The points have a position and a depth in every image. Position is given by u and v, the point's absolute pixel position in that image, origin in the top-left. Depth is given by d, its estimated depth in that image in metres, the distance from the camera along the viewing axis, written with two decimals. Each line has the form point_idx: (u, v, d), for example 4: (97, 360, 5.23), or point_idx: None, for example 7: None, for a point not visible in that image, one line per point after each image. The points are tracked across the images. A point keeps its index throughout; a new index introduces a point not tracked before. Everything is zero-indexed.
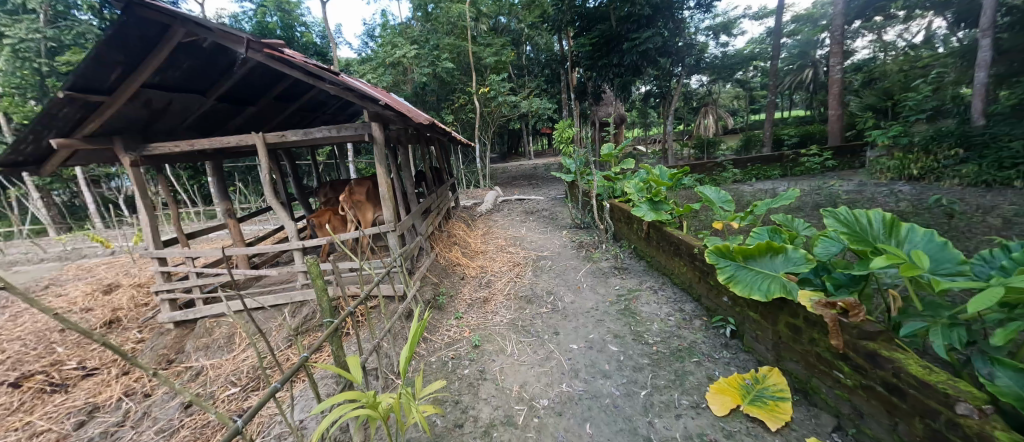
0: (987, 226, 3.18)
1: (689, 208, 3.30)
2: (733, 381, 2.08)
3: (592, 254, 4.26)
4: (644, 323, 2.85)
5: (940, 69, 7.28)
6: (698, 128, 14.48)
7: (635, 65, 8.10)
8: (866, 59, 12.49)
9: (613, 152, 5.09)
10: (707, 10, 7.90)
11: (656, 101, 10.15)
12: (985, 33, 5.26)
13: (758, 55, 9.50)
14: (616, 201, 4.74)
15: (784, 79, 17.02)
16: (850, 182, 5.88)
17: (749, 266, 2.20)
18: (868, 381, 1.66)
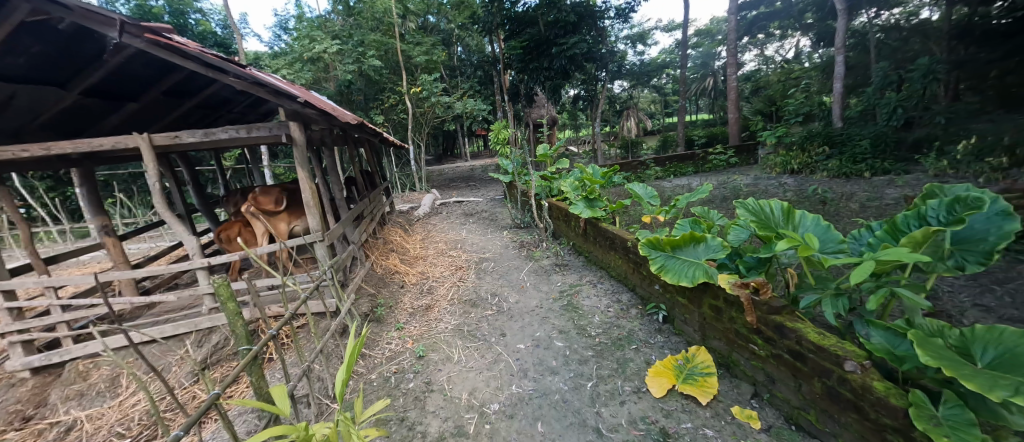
0: (852, 210, 3.83)
1: (621, 204, 3.51)
2: (668, 364, 2.20)
3: (533, 253, 4.32)
4: (586, 316, 2.94)
5: (809, 80, 8.66)
6: (622, 129, 15.56)
7: (564, 70, 8.43)
8: (754, 70, 14.46)
9: (548, 152, 5.22)
10: (625, 20, 8.48)
11: (584, 104, 10.69)
12: (841, 50, 6.36)
13: (671, 63, 10.49)
14: (554, 200, 4.86)
15: (691, 86, 19.04)
16: (750, 176, 6.71)
17: (677, 256, 2.37)
18: (776, 351, 1.87)
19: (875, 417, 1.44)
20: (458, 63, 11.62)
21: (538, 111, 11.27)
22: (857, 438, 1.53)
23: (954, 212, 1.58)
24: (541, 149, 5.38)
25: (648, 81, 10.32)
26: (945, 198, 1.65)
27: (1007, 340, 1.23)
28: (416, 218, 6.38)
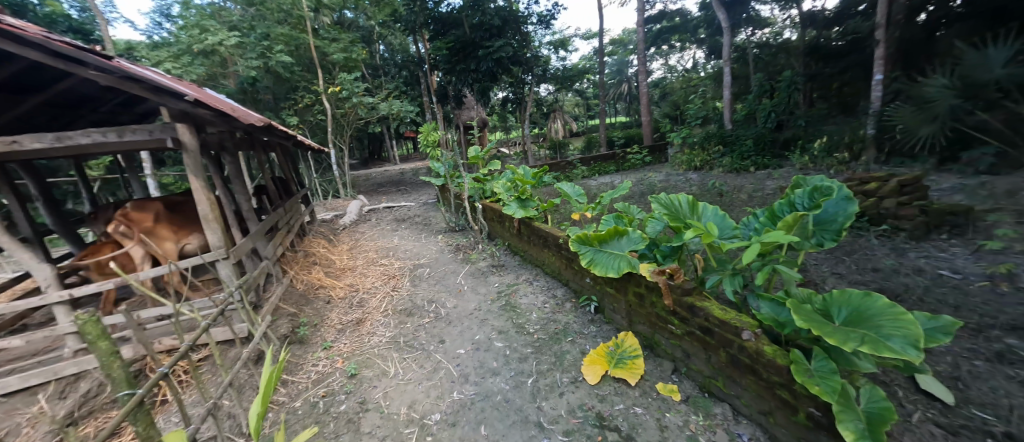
0: (744, 200, 4.41)
1: (551, 203, 3.64)
2: (601, 351, 2.31)
3: (469, 256, 4.28)
4: (523, 314, 2.99)
5: (705, 87, 9.81)
6: (550, 131, 16.18)
7: (491, 72, 8.49)
8: (662, 78, 16.02)
9: (480, 154, 5.22)
10: (547, 27, 8.82)
11: (513, 107, 10.91)
12: (728, 62, 7.32)
13: (591, 69, 11.16)
14: (487, 201, 4.87)
15: (609, 90, 20.50)
16: (663, 173, 7.39)
17: (603, 249, 2.52)
18: (689, 328, 2.07)
19: (768, 376, 1.67)
20: (381, 62, 11.11)
21: (467, 113, 11.24)
22: (756, 397, 1.76)
23: (813, 198, 1.92)
24: (472, 151, 5.38)
25: (570, 85, 10.86)
26: (806, 187, 2.00)
27: (856, 301, 1.52)
28: (342, 227, 5.95)
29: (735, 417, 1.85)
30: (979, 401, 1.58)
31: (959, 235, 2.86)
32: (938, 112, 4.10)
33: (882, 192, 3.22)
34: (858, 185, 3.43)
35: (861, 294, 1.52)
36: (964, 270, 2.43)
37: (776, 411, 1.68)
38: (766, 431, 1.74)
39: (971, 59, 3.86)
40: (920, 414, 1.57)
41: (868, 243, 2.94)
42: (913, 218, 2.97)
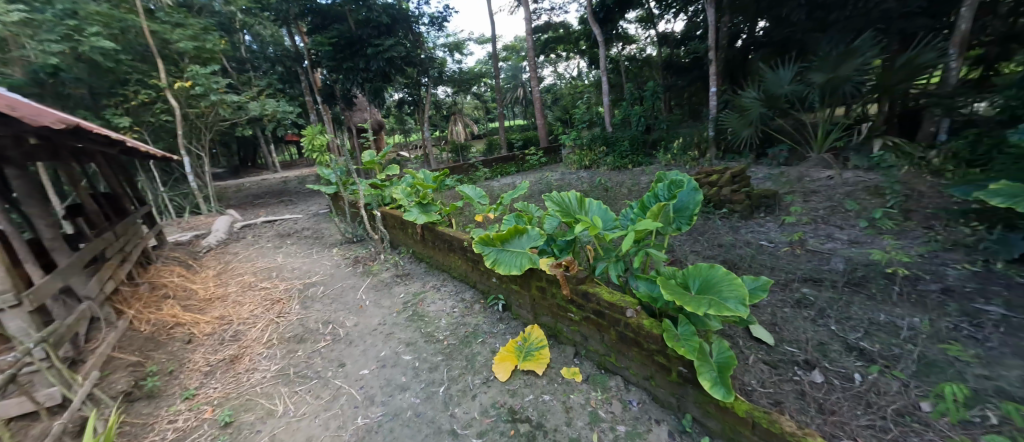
0: (626, 194, 4.98)
1: (454, 207, 3.60)
2: (510, 347, 2.37)
3: (370, 268, 3.99)
4: (432, 322, 2.92)
5: (589, 94, 10.83)
6: (450, 133, 16.05)
7: (383, 72, 7.97)
8: (552, 84, 17.19)
9: (376, 159, 4.91)
10: (439, 29, 8.71)
11: (410, 109, 10.54)
12: (605, 72, 8.20)
13: (486, 73, 11.39)
14: (387, 208, 4.61)
15: (506, 95, 21.24)
16: (558, 172, 7.91)
17: (506, 248, 2.59)
18: (585, 313, 2.26)
19: (648, 346, 1.92)
20: (248, 55, 9.64)
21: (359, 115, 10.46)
22: (640, 365, 2.01)
23: (671, 190, 2.30)
24: (367, 155, 5.05)
25: (467, 88, 10.92)
26: (665, 181, 2.39)
27: (705, 273, 1.86)
28: (207, 248, 5.01)
29: (626, 386, 2.08)
30: (789, 339, 2.07)
31: (772, 213, 3.68)
32: (754, 118, 5.22)
33: (722, 181, 3.95)
34: (706, 177, 4.16)
35: (708, 267, 1.87)
36: (777, 240, 3.14)
37: (655, 375, 1.94)
38: (650, 394, 2.00)
39: (772, 77, 5.01)
40: (754, 356, 1.99)
41: (715, 223, 3.59)
42: (743, 201, 3.71)
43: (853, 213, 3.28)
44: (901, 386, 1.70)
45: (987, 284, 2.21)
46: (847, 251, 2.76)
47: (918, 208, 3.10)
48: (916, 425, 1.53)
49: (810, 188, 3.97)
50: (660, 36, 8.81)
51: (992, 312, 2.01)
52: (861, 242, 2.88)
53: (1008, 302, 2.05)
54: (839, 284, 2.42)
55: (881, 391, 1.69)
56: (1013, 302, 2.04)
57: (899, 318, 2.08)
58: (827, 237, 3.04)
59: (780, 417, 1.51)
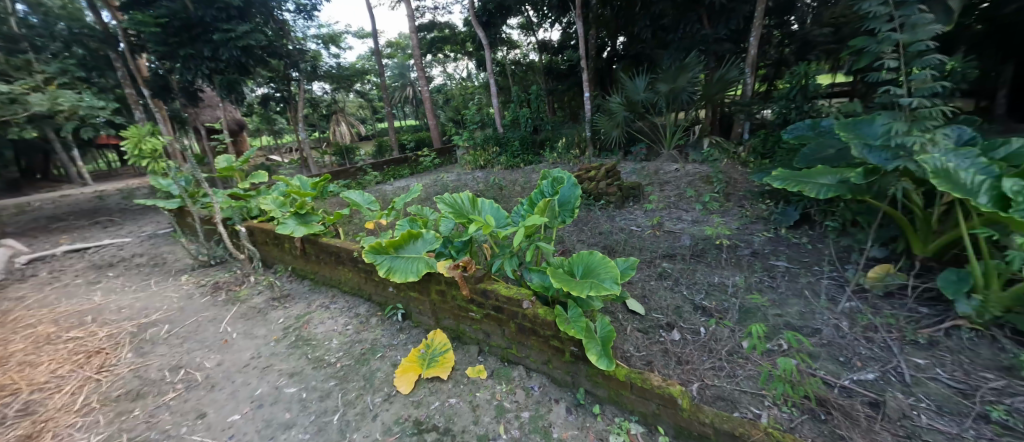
0: (519, 192, 5.20)
1: (339, 214, 3.25)
2: (413, 357, 2.28)
3: (235, 294, 3.39)
4: (320, 345, 2.62)
5: (479, 95, 10.98)
6: (332, 135, 14.59)
7: (239, 63, 6.24)
8: (441, 84, 16.97)
9: (235, 165, 4.17)
10: (309, 18, 7.78)
11: (279, 107, 9.25)
12: (492, 74, 8.42)
13: (369, 70, 10.64)
14: (255, 222, 3.96)
15: (393, 94, 20.22)
16: (453, 174, 7.85)
17: (401, 255, 2.47)
18: (485, 311, 2.30)
19: (543, 332, 2.06)
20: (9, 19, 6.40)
21: (209, 113, 8.76)
22: (539, 352, 2.13)
23: (554, 187, 2.51)
24: (223, 161, 4.25)
25: (348, 85, 10.05)
26: (549, 178, 2.58)
27: (586, 259, 2.08)
28: None
29: (528, 374, 2.19)
30: (655, 307, 2.44)
31: (639, 202, 4.26)
32: (620, 120, 5.97)
33: (599, 176, 4.43)
34: (586, 173, 4.61)
35: (589, 253, 2.09)
36: (643, 224, 3.65)
37: (552, 358, 2.08)
38: (549, 377, 2.14)
39: (631, 85, 5.80)
40: (630, 326, 2.29)
41: (595, 213, 4.00)
42: (616, 193, 4.22)
43: (694, 198, 4.01)
44: (730, 331, 2.15)
45: (778, 245, 2.95)
46: (692, 230, 3.37)
47: (734, 191, 3.95)
48: (741, 360, 1.96)
49: (665, 179, 4.72)
50: (539, 43, 9.43)
51: (781, 266, 2.69)
52: (701, 221, 3.54)
53: (790, 258, 2.77)
54: (688, 257, 2.94)
55: (718, 338, 2.12)
56: (792, 258, 2.77)
57: (728, 279, 2.63)
58: (678, 219, 3.66)
59: (650, 375, 1.77)
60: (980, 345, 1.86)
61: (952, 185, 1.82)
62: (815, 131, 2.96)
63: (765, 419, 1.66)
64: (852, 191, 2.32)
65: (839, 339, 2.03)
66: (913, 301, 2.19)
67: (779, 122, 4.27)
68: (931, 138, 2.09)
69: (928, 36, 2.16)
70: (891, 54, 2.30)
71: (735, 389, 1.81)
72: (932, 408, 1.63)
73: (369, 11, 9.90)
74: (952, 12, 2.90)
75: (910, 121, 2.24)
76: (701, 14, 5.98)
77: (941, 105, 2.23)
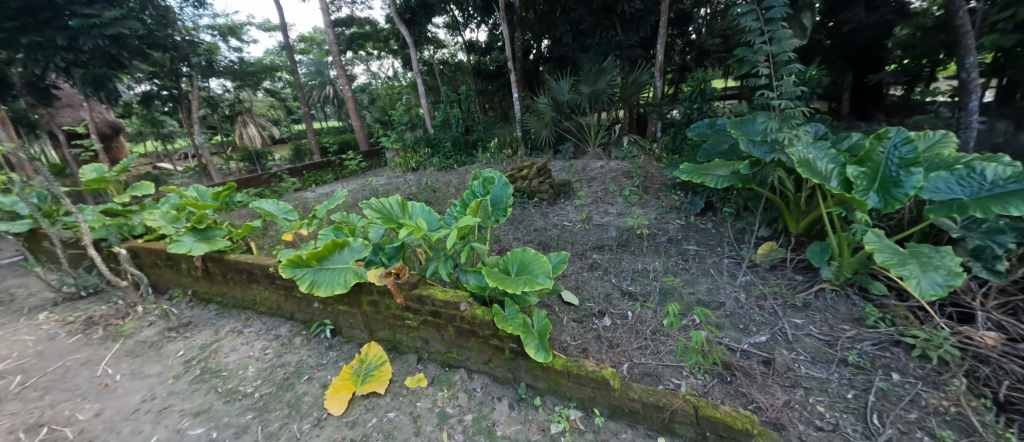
0: (453, 193, 5.13)
1: (248, 227, 2.91)
2: (345, 374, 2.13)
3: (117, 329, 2.86)
4: (233, 376, 2.33)
5: (407, 95, 10.59)
6: (238, 138, 13.03)
7: (107, 55, 5.18)
8: (365, 83, 16.06)
9: (108, 176, 3.51)
10: (200, 6, 6.83)
11: (167, 107, 8.01)
12: (419, 74, 8.19)
13: (279, 66, 9.68)
14: (139, 241, 3.37)
15: (310, 93, 18.68)
16: (383, 177, 7.49)
17: (325, 267, 2.27)
18: (422, 317, 2.23)
19: (482, 333, 2.05)
20: None
21: (70, 113, 7.25)
22: (479, 352, 2.13)
23: (485, 186, 2.51)
24: (90, 171, 3.55)
25: (255, 83, 9.05)
26: (480, 178, 2.58)
27: (519, 256, 2.12)
28: None
29: (469, 376, 2.18)
30: (588, 296, 2.57)
31: (569, 198, 4.45)
32: (548, 120, 6.19)
33: (531, 175, 4.54)
34: (519, 172, 4.70)
35: (522, 251, 2.13)
36: (574, 219, 3.83)
37: (493, 358, 2.09)
38: (490, 376, 2.15)
39: (556, 86, 6.03)
40: (566, 317, 2.39)
41: (530, 211, 4.10)
42: (548, 190, 4.36)
43: (617, 192, 4.31)
44: (653, 313, 2.36)
45: (688, 231, 3.29)
46: (616, 222, 3.61)
47: (651, 184, 4.32)
48: (663, 337, 2.15)
49: (592, 175, 5.00)
50: (466, 43, 9.38)
51: (692, 250, 3.01)
52: (625, 213, 3.81)
53: (699, 241, 3.11)
54: (615, 247, 3.15)
55: (643, 320, 2.30)
56: (700, 241, 3.11)
57: (649, 265, 2.86)
58: (605, 213, 3.90)
59: (585, 361, 1.86)
60: (839, 302, 2.26)
61: (812, 172, 2.20)
62: (712, 129, 3.35)
63: (684, 387, 1.84)
64: (742, 181, 2.68)
65: (739, 309, 2.33)
66: (792, 271, 2.59)
67: (685, 121, 4.76)
68: (796, 134, 2.50)
69: (790, 48, 2.57)
70: (764, 63, 2.70)
71: (658, 364, 1.99)
72: (809, 359, 1.94)
73: (276, 1, 9.00)
74: (806, 28, 3.48)
75: (781, 120, 2.64)
76: (614, 21, 6.43)
77: (802, 106, 2.67)
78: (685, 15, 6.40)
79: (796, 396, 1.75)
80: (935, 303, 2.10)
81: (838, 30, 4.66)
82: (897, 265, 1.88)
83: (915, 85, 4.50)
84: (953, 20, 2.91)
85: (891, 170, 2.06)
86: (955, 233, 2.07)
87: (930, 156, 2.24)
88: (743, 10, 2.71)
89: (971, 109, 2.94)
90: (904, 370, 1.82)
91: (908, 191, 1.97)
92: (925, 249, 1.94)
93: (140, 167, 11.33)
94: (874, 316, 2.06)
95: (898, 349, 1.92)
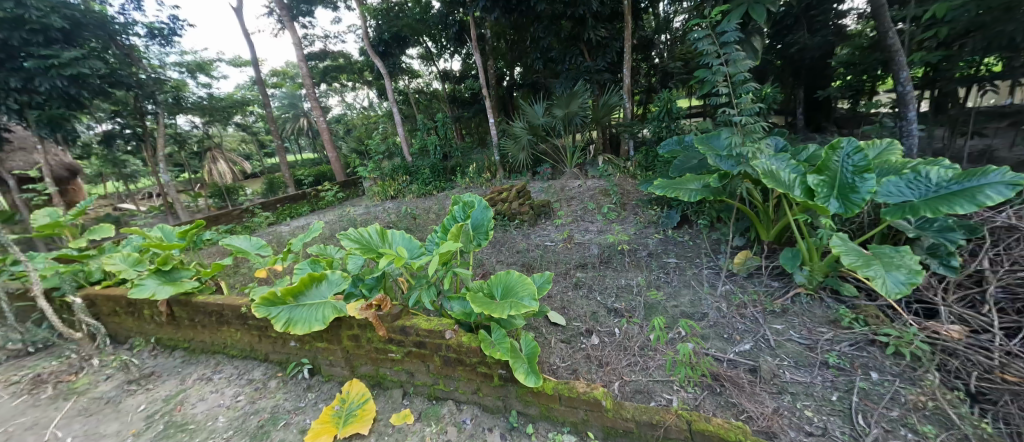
0: (434, 219, 5.05)
1: (218, 266, 2.76)
2: (325, 417, 2.01)
3: (69, 386, 2.62)
4: (201, 428, 2.16)
5: (383, 123, 10.58)
6: (207, 174, 12.62)
7: (66, 94, 5.00)
8: (341, 114, 16.05)
9: (62, 220, 3.29)
10: (166, 43, 6.72)
11: (130, 146, 7.69)
12: (394, 103, 8.21)
13: (251, 100, 9.52)
14: (96, 288, 3.16)
15: (285, 126, 18.60)
16: (361, 207, 7.34)
17: (301, 303, 2.16)
18: (406, 349, 2.15)
19: (469, 360, 1.99)
20: None
21: (21, 157, 6.89)
22: (467, 382, 2.06)
23: (466, 211, 2.50)
24: (43, 216, 3.33)
25: (225, 118, 8.86)
26: (460, 203, 2.57)
27: (504, 279, 2.10)
28: None
29: (458, 408, 2.10)
30: (575, 316, 2.56)
31: (549, 218, 4.49)
32: (524, 143, 6.31)
33: (511, 197, 4.56)
34: (498, 195, 4.73)
35: (505, 273, 2.12)
36: (556, 239, 3.85)
37: (481, 386, 2.03)
38: (480, 406, 2.07)
39: (530, 111, 6.18)
40: (554, 338, 2.36)
41: (511, 233, 4.09)
42: (528, 211, 4.38)
43: (596, 210, 4.38)
44: (639, 328, 2.36)
45: (667, 245, 3.35)
46: (596, 239, 3.66)
47: (628, 200, 4.42)
48: (651, 352, 2.16)
49: (570, 195, 5.06)
50: (440, 73, 9.54)
51: (672, 263, 3.06)
52: (605, 230, 3.87)
53: (678, 254, 3.18)
54: (598, 265, 3.16)
55: (630, 336, 2.30)
56: (679, 254, 3.18)
57: (632, 280, 2.89)
58: (586, 231, 3.94)
59: (575, 383, 1.83)
60: (814, 306, 2.33)
61: (777, 182, 2.30)
62: (681, 145, 3.48)
63: (676, 402, 1.84)
64: (713, 194, 2.78)
65: (721, 318, 2.36)
66: (768, 278, 2.67)
67: (655, 139, 4.94)
68: (758, 147, 2.63)
69: (745, 68, 2.75)
70: (722, 83, 2.86)
71: (649, 380, 1.98)
72: (792, 364, 1.98)
73: (245, 37, 8.95)
74: (756, 51, 3.69)
75: (742, 134, 2.80)
76: (582, 48, 6.71)
77: (760, 121, 2.83)
78: (647, 41, 6.80)
79: (784, 402, 1.77)
80: (903, 300, 2.19)
81: (785, 52, 5.03)
82: (862, 266, 1.96)
83: (859, 99, 4.83)
84: (884, 40, 3.18)
85: (847, 177, 2.19)
86: (912, 233, 2.19)
87: (880, 162, 2.40)
88: (699, 35, 2.91)
89: (910, 119, 3.19)
90: (881, 369, 1.87)
91: (864, 195, 2.10)
92: (886, 250, 2.05)
93: (99, 208, 10.73)
94: (848, 317, 2.14)
95: (874, 348, 1.98)
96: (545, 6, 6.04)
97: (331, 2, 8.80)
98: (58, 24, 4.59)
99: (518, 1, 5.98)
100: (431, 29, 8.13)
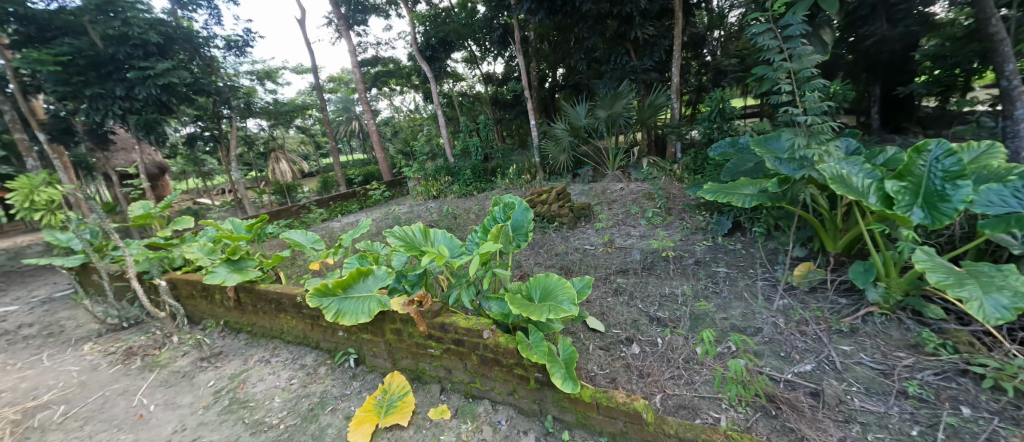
0: (474, 219, 5.14)
1: (278, 258, 2.97)
2: (368, 406, 2.11)
3: (154, 359, 2.95)
4: (260, 406, 2.34)
5: (428, 125, 10.94)
6: (270, 173, 13.73)
7: (159, 100, 5.64)
8: (390, 117, 16.82)
9: (153, 211, 3.71)
10: (240, 53, 7.39)
11: (208, 147, 8.53)
12: (438, 107, 8.21)
13: (310, 104, 10.23)
14: (178, 273, 3.53)
15: (339, 128, 19.85)
16: (406, 206, 7.61)
17: (349, 295, 2.28)
18: (445, 346, 2.19)
19: (506, 361, 2.00)
20: None
21: (122, 156, 7.91)
22: (503, 383, 2.07)
23: (506, 212, 2.52)
24: (138, 207, 3.78)
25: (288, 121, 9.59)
26: (501, 204, 2.60)
27: (542, 282, 2.08)
28: None
29: (493, 407, 2.11)
30: (614, 323, 2.48)
31: (588, 221, 4.39)
32: (566, 144, 6.26)
33: (551, 199, 4.53)
34: (539, 197, 4.70)
35: (545, 276, 2.10)
36: (596, 243, 3.77)
37: (516, 388, 2.03)
38: (515, 408, 2.07)
39: (573, 112, 6.11)
40: (592, 345, 2.30)
41: (550, 236, 4.06)
42: (568, 214, 4.33)
43: (639, 214, 4.23)
44: (684, 339, 2.24)
45: (717, 253, 3.16)
46: (639, 244, 3.53)
47: (674, 205, 4.22)
48: (697, 366, 2.04)
49: (613, 198, 4.92)
50: (484, 76, 9.71)
51: (722, 272, 2.88)
52: (648, 235, 3.73)
53: (729, 263, 2.99)
54: (640, 271, 3.05)
55: (674, 347, 2.19)
56: (730, 263, 2.99)
57: (677, 289, 2.75)
58: (628, 235, 3.82)
59: (614, 392, 1.78)
60: (890, 327, 2.09)
61: (847, 188, 2.09)
62: (734, 148, 3.28)
63: (724, 421, 1.72)
64: (771, 200, 2.58)
65: (778, 335, 2.18)
66: (834, 293, 2.43)
67: (705, 141, 4.69)
68: (825, 150, 2.41)
69: (812, 64, 2.51)
70: (785, 80, 2.64)
71: (693, 396, 1.87)
72: (862, 391, 1.78)
73: (307, 46, 9.65)
74: (826, 44, 3.39)
75: (808, 135, 2.56)
76: (628, 47, 6.52)
77: (828, 121, 2.58)
78: (699, 38, 6.48)
79: (852, 432, 1.60)
80: (1004, 326, 1.90)
81: (859, 44, 4.58)
82: (953, 285, 1.72)
83: (949, 96, 4.28)
84: (985, 28, 2.79)
85: (934, 184, 1.94)
86: (1017, 249, 1.90)
87: (976, 167, 2.10)
88: (759, 29, 2.70)
89: (1017, 118, 2.77)
90: (974, 404, 1.64)
91: (957, 204, 1.84)
92: (983, 268, 1.79)
93: (181, 202, 12.03)
94: (932, 341, 1.89)
95: (965, 380, 1.74)
96: (591, 6, 5.95)
97: (383, 11, 9.24)
98: (154, 39, 5.21)
99: (563, 2, 5.92)
100: (476, 33, 8.29)
